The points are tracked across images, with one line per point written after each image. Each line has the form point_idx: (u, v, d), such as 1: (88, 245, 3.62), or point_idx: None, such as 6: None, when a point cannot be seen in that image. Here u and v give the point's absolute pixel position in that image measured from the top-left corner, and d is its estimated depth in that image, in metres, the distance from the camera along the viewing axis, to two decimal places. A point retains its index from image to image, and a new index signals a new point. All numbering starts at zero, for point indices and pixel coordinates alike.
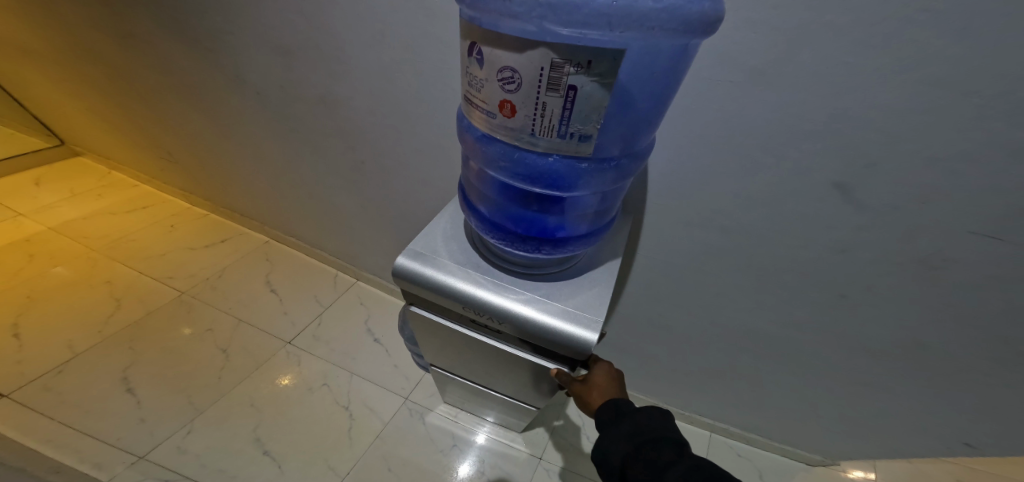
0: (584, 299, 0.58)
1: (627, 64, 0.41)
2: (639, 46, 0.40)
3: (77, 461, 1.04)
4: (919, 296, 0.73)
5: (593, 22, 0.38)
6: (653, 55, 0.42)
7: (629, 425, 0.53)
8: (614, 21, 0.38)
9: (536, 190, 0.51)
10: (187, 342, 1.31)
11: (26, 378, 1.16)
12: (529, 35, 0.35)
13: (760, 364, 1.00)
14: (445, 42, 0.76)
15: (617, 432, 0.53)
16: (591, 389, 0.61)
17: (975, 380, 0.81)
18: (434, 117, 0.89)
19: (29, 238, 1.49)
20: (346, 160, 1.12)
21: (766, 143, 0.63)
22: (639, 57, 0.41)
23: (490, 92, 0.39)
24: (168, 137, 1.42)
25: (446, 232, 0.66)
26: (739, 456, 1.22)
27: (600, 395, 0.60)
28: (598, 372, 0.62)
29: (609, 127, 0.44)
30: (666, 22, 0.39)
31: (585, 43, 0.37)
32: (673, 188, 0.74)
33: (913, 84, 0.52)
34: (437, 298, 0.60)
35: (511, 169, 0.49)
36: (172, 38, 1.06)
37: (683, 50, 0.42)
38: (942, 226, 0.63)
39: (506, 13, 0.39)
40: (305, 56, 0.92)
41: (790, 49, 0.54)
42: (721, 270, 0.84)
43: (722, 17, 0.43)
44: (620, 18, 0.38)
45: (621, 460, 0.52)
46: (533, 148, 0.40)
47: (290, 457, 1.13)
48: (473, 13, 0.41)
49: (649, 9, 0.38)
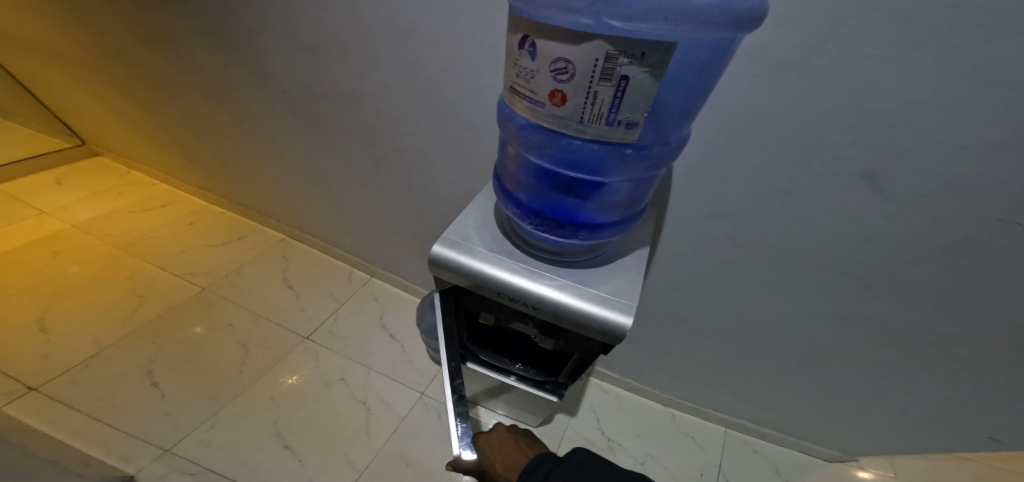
0: (616, 285, 0.60)
1: (678, 55, 0.42)
2: (692, 39, 0.42)
3: (104, 454, 1.06)
4: (942, 286, 0.74)
5: (649, 16, 0.39)
6: (702, 49, 0.43)
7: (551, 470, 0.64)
8: (669, 15, 0.39)
9: (577, 173, 0.53)
10: (208, 338, 1.33)
11: (52, 372, 1.18)
12: (588, 31, 0.37)
13: (779, 357, 1.01)
14: (473, 40, 0.77)
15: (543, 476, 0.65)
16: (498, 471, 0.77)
17: (999, 372, 0.82)
18: (459, 112, 0.90)
19: (52, 235, 1.52)
20: (367, 156, 1.14)
21: (793, 135, 0.64)
22: (690, 49, 0.43)
23: (541, 82, 0.40)
24: (188, 135, 1.45)
25: (477, 220, 0.67)
26: (753, 452, 1.24)
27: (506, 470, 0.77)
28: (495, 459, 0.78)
29: (658, 111, 0.45)
30: (719, 17, 0.41)
31: (642, 35, 0.38)
32: (698, 181, 0.75)
33: (941, 76, 0.54)
34: (471, 285, 0.62)
35: (556, 154, 0.51)
36: (198, 38, 1.08)
37: (730, 44, 0.44)
38: (969, 216, 0.64)
39: (561, 7, 0.41)
40: (332, 55, 0.94)
41: (821, 41, 0.55)
42: (743, 262, 0.85)
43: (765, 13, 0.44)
44: (676, 12, 0.39)
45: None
46: (580, 136, 0.41)
47: (310, 451, 1.14)
48: (525, 10, 0.42)
49: (705, 5, 0.39)
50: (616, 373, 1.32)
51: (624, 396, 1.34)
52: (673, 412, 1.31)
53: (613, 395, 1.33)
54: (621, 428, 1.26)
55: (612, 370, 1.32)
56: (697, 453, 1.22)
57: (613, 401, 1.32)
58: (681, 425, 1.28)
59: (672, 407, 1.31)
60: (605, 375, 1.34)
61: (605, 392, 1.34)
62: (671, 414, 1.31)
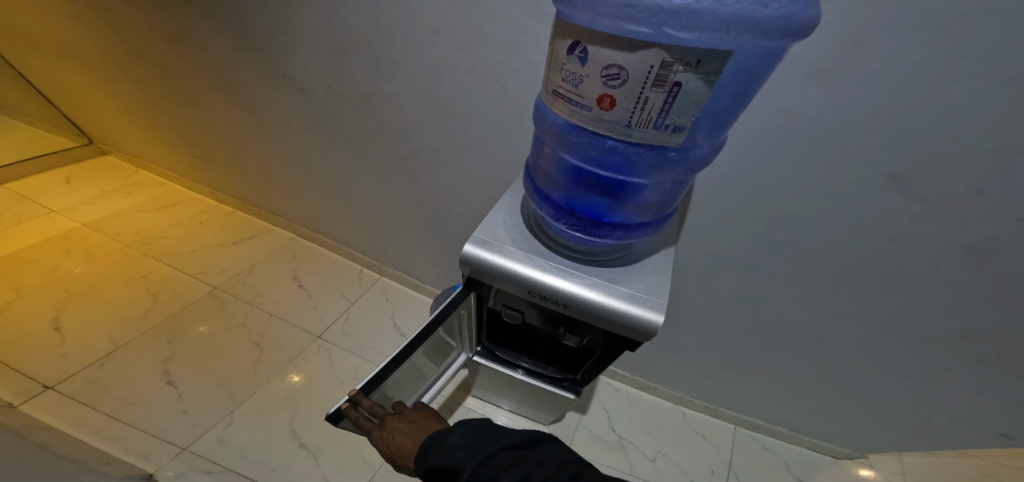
0: (647, 284, 0.60)
1: (733, 64, 0.44)
2: (749, 47, 0.44)
3: (124, 453, 1.06)
4: (964, 286, 0.74)
5: (712, 26, 0.42)
6: (754, 57, 0.45)
7: (459, 437, 0.57)
8: (731, 26, 0.42)
9: (615, 173, 0.54)
10: (222, 336, 1.33)
11: (69, 370, 1.18)
12: (651, 37, 0.39)
13: (795, 354, 1.02)
14: (501, 43, 0.78)
15: (450, 444, 0.57)
16: (401, 440, 0.64)
17: (1016, 370, 0.83)
18: (481, 114, 0.91)
19: (64, 234, 1.52)
20: (385, 156, 1.14)
21: (823, 138, 0.65)
22: (746, 57, 0.44)
23: (590, 87, 0.41)
24: (201, 133, 1.44)
25: (506, 218, 0.67)
26: (763, 449, 1.25)
27: (410, 437, 0.64)
28: (397, 427, 0.66)
29: (705, 118, 0.47)
30: (780, 28, 0.43)
31: (702, 44, 0.40)
32: (723, 181, 0.76)
33: (976, 80, 0.54)
34: (502, 284, 0.62)
35: (599, 156, 0.53)
36: (218, 37, 1.08)
37: (781, 52, 0.46)
38: (994, 217, 0.65)
39: (623, 16, 0.43)
40: (356, 56, 0.94)
41: (860, 45, 0.56)
42: (763, 260, 0.86)
43: (814, 25, 0.46)
44: (737, 24, 0.42)
45: (460, 462, 0.54)
46: (626, 139, 0.42)
47: (326, 450, 1.15)
48: (589, 17, 0.45)
49: (767, 16, 0.42)
50: (627, 372, 1.33)
51: (635, 394, 1.35)
52: (683, 410, 1.32)
53: (623, 393, 1.35)
54: (632, 426, 1.27)
55: (623, 369, 1.33)
56: (708, 451, 1.24)
57: (624, 399, 1.33)
58: (691, 423, 1.30)
59: (683, 405, 1.32)
60: (616, 373, 1.35)
61: (616, 390, 1.35)
62: (681, 412, 1.32)
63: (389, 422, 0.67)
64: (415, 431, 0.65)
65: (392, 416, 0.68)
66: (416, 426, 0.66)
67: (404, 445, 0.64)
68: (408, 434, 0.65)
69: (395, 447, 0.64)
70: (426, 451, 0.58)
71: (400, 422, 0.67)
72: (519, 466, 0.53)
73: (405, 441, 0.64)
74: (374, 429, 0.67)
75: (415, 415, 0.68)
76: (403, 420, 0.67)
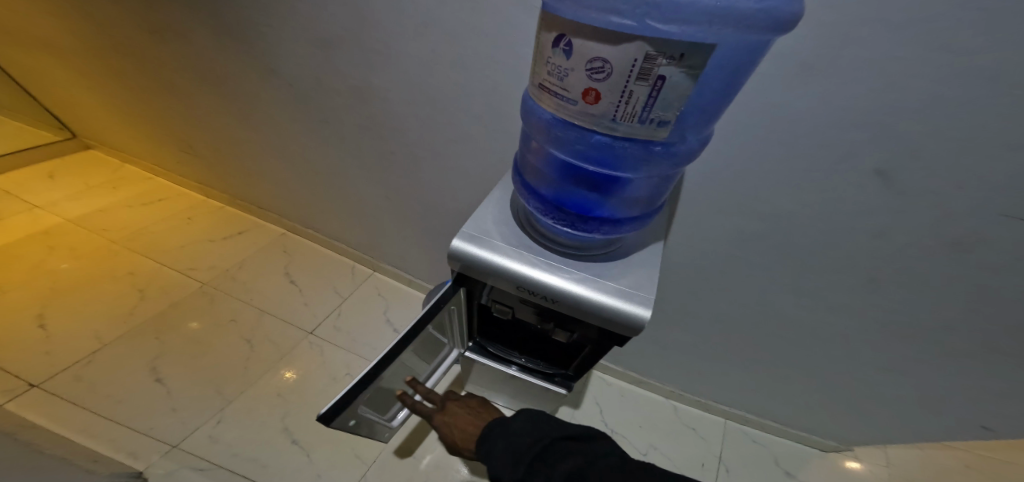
0: (635, 279, 0.60)
1: (717, 57, 0.44)
2: (733, 41, 0.44)
3: (112, 451, 1.05)
4: (948, 280, 0.75)
5: (695, 19, 0.42)
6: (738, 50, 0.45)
7: (523, 422, 0.62)
8: (714, 19, 0.42)
9: (602, 167, 0.54)
10: (211, 333, 1.32)
11: (55, 368, 1.17)
12: (634, 30, 0.38)
13: (783, 348, 1.04)
14: (489, 36, 0.77)
15: (513, 428, 0.62)
16: (458, 424, 0.74)
17: (998, 363, 0.84)
18: (471, 108, 0.90)
19: (48, 230, 1.49)
20: (375, 150, 1.13)
21: (810, 133, 0.66)
22: (730, 50, 0.45)
23: (575, 81, 0.40)
24: (188, 128, 1.42)
25: (495, 213, 0.67)
26: (753, 442, 1.27)
27: (466, 422, 0.74)
28: (455, 412, 0.76)
29: (690, 112, 0.47)
30: (762, 21, 0.43)
31: (685, 36, 0.40)
32: (712, 176, 0.76)
33: (960, 76, 0.55)
34: (490, 279, 0.62)
35: (586, 151, 0.52)
36: (203, 29, 1.06)
37: (765, 45, 0.46)
38: (976, 212, 0.65)
39: (606, 9, 0.43)
40: (344, 50, 0.93)
41: (845, 40, 0.56)
42: (752, 256, 0.87)
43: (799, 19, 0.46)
44: (720, 17, 0.42)
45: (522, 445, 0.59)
46: (611, 133, 0.42)
47: (318, 446, 1.15)
48: (573, 9, 0.44)
49: (750, 10, 0.42)
50: (620, 366, 1.34)
51: (627, 388, 1.36)
52: (674, 404, 1.33)
53: (616, 388, 1.36)
54: (624, 421, 1.28)
55: (615, 363, 1.34)
56: (699, 445, 1.25)
57: (617, 394, 1.34)
58: (682, 417, 1.31)
59: (674, 400, 1.33)
60: (608, 368, 1.36)
61: (608, 385, 1.36)
62: (672, 406, 1.33)
63: (450, 407, 0.77)
64: (473, 417, 0.75)
65: (453, 402, 0.78)
66: (473, 412, 0.76)
67: (462, 428, 0.73)
68: (466, 419, 0.74)
69: (456, 429, 0.74)
70: (489, 433, 0.64)
71: (459, 408, 0.77)
72: (577, 454, 0.57)
73: (464, 425, 0.74)
74: (437, 413, 0.78)
75: (472, 402, 0.78)
76: (461, 405, 0.77)
